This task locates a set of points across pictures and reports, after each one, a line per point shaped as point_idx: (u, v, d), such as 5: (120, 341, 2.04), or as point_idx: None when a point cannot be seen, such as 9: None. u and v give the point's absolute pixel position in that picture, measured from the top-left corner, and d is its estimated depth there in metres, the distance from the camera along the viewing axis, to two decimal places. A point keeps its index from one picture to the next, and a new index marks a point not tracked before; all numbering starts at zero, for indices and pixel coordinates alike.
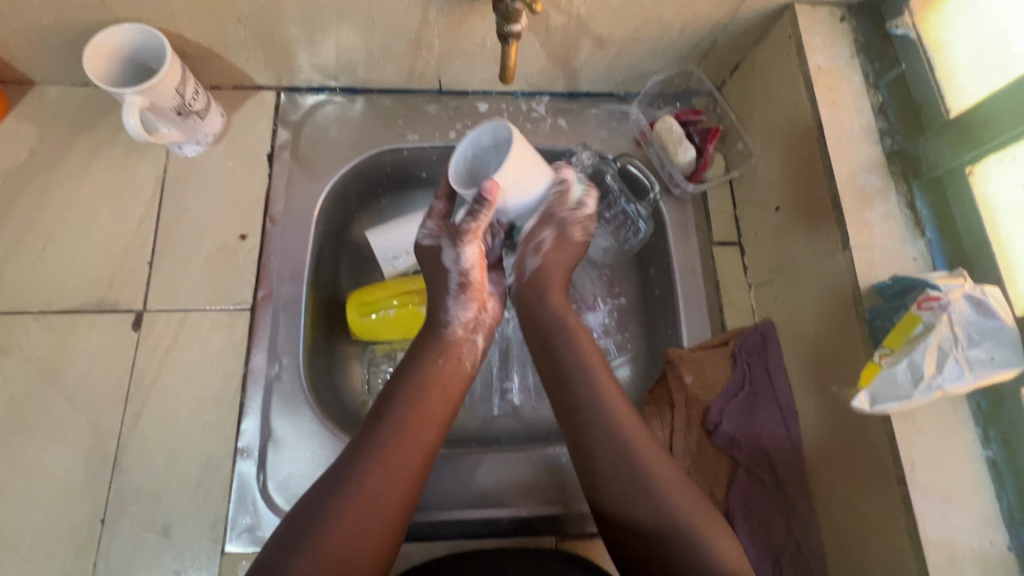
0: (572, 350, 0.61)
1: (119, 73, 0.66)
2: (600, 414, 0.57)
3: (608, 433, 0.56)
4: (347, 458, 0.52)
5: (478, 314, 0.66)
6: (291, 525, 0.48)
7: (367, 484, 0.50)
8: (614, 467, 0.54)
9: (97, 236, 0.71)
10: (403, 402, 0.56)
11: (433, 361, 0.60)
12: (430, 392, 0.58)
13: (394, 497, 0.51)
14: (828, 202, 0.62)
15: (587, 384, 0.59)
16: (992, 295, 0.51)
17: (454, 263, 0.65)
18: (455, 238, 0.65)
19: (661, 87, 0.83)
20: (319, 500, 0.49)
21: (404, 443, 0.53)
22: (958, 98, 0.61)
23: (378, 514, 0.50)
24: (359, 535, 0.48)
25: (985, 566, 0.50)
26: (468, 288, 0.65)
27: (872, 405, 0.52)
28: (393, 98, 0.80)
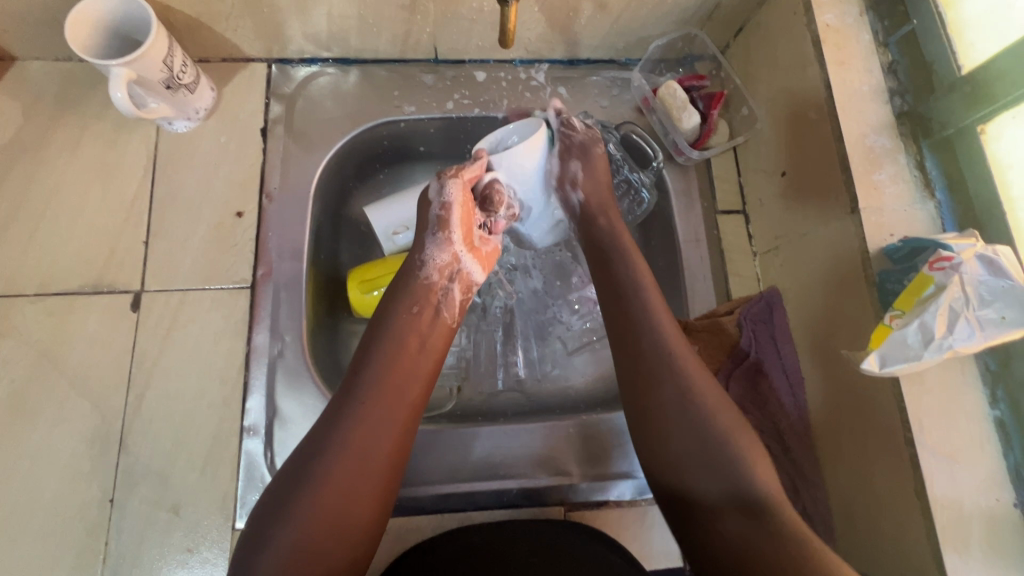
0: (651, 328, 0.58)
1: (103, 45, 0.64)
2: (668, 364, 0.56)
3: (680, 407, 0.54)
4: (323, 423, 0.52)
5: (454, 260, 0.64)
6: (273, 496, 0.49)
7: (349, 441, 0.50)
8: (687, 431, 0.53)
9: (89, 216, 0.69)
10: (385, 362, 0.56)
11: (417, 316, 0.60)
12: (410, 348, 0.58)
13: (383, 454, 0.52)
14: (836, 165, 0.61)
15: (663, 359, 0.56)
16: (1003, 255, 0.51)
17: (436, 195, 0.64)
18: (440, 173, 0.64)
19: (663, 52, 0.80)
20: (301, 468, 0.50)
21: (382, 402, 0.53)
22: (970, 55, 0.59)
23: (363, 475, 0.50)
24: (347, 500, 0.49)
25: (991, 523, 0.51)
26: (445, 225, 0.63)
27: (882, 367, 0.52)
28: (388, 69, 0.78)
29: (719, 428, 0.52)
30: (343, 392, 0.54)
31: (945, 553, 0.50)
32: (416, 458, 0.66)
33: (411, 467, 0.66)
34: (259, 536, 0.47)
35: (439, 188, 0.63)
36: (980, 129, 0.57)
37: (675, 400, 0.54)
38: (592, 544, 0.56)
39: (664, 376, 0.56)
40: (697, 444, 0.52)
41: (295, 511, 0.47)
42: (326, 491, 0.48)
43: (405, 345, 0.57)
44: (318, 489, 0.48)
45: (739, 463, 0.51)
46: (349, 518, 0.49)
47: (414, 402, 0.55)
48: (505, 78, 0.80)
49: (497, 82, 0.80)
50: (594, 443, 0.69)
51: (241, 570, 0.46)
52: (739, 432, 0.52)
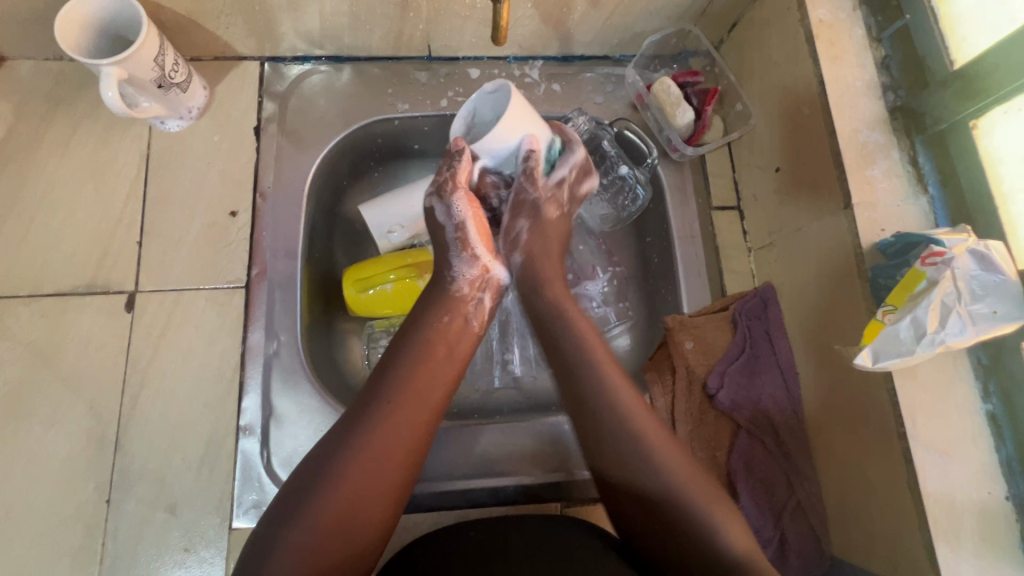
0: (592, 375, 0.58)
1: (93, 45, 0.63)
2: (603, 391, 0.57)
3: (625, 435, 0.55)
4: (351, 420, 0.52)
5: (483, 272, 0.65)
6: (293, 487, 0.49)
7: (375, 440, 0.51)
8: (620, 447, 0.55)
9: (81, 217, 0.69)
10: (414, 366, 0.56)
11: (445, 322, 0.60)
12: (438, 353, 0.58)
13: (406, 457, 0.52)
14: (829, 161, 0.61)
15: (599, 398, 0.57)
16: (995, 249, 0.51)
17: (446, 216, 0.64)
18: (442, 192, 0.62)
19: (657, 49, 0.80)
20: (322, 461, 0.50)
21: (410, 404, 0.53)
22: (963, 50, 0.59)
23: (383, 476, 0.50)
24: (365, 499, 0.49)
25: (983, 516, 0.51)
26: (467, 244, 0.64)
27: (875, 362, 0.52)
28: (381, 67, 0.78)
29: (645, 453, 0.54)
30: (373, 392, 0.54)
31: (937, 546, 0.50)
32: None
33: None
34: (272, 527, 0.47)
35: (444, 211, 0.63)
36: (972, 124, 0.57)
37: (617, 428, 0.55)
38: (588, 539, 0.56)
39: (598, 402, 0.57)
40: (636, 468, 0.54)
41: (315, 505, 0.47)
42: (347, 489, 0.48)
43: (434, 350, 0.58)
44: (340, 485, 0.48)
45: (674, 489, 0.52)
46: (366, 515, 0.49)
47: (439, 408, 0.56)
48: (499, 74, 0.80)
49: (491, 79, 0.79)
50: None
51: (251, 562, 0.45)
52: (673, 460, 0.54)
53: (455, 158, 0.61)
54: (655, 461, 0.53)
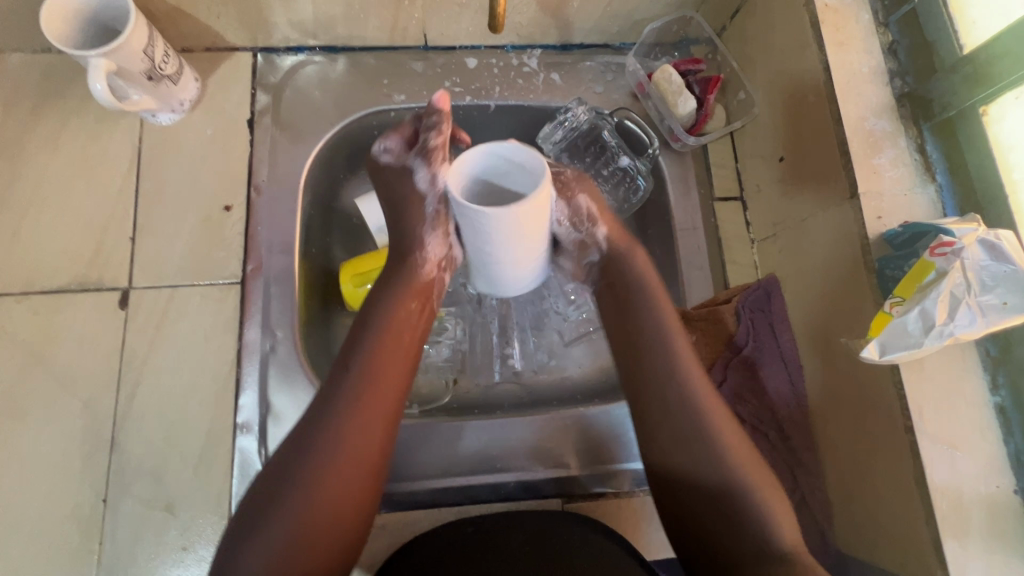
0: (659, 335, 0.57)
1: (81, 35, 0.62)
2: (664, 352, 0.56)
3: (690, 419, 0.53)
4: (291, 449, 0.50)
5: (448, 249, 0.59)
6: (254, 499, 0.48)
7: (334, 449, 0.49)
8: (667, 418, 0.54)
9: (73, 212, 0.68)
10: (353, 383, 0.52)
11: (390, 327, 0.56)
12: (383, 363, 0.54)
13: (355, 483, 0.49)
14: (835, 150, 0.60)
15: (670, 376, 0.55)
16: (1006, 239, 0.50)
17: (427, 185, 0.58)
18: (427, 157, 0.58)
19: (658, 36, 0.79)
20: (282, 472, 0.49)
21: (367, 408, 0.51)
22: (971, 34, 0.57)
23: (330, 507, 0.48)
24: (317, 531, 0.47)
25: (991, 510, 0.50)
26: (443, 220, 0.57)
27: (882, 354, 0.51)
28: (376, 57, 0.76)
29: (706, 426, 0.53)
30: (312, 415, 0.51)
31: (945, 540, 0.50)
32: (412, 452, 0.65)
33: (406, 461, 0.65)
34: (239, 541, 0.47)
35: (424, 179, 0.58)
36: (982, 111, 0.56)
37: (681, 412, 0.54)
38: (586, 532, 0.55)
39: (660, 366, 0.56)
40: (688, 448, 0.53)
41: (262, 542, 0.46)
42: (295, 523, 0.46)
43: (380, 361, 0.54)
44: (286, 519, 0.46)
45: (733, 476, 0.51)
46: (332, 526, 0.48)
47: (387, 424, 0.52)
48: (497, 64, 0.78)
49: (489, 69, 0.78)
50: (593, 434, 0.68)
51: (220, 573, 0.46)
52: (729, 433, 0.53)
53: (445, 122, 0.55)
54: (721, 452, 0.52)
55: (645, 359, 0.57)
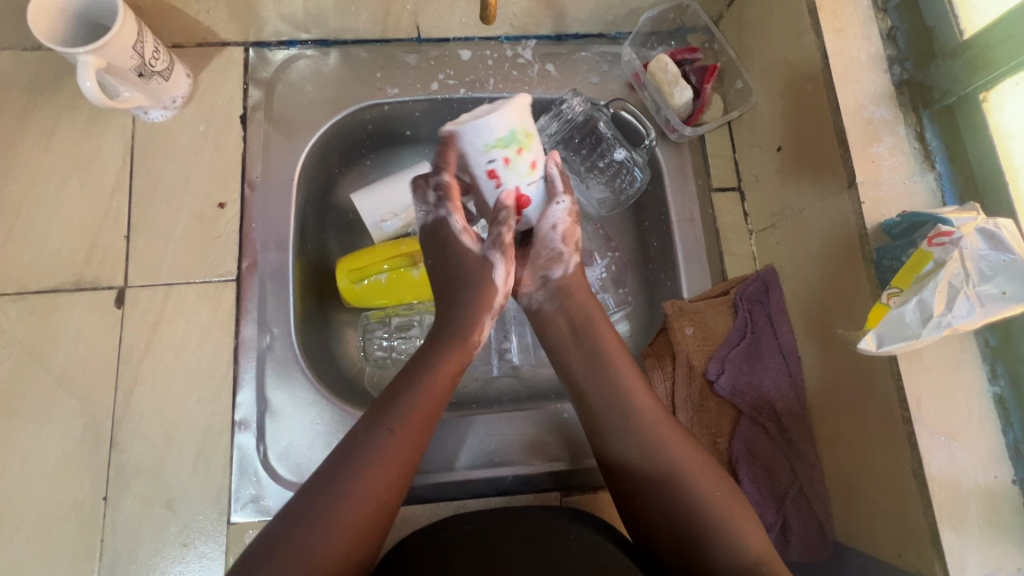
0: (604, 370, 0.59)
1: (69, 33, 0.61)
2: (610, 390, 0.58)
3: (639, 435, 0.56)
4: (334, 468, 0.49)
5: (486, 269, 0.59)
6: (278, 529, 0.46)
7: (363, 488, 0.48)
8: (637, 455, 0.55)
9: (67, 212, 0.68)
10: (398, 414, 0.52)
11: (430, 366, 0.56)
12: (425, 398, 0.54)
13: (356, 546, 0.46)
14: (833, 139, 0.59)
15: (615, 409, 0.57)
16: (1005, 228, 0.49)
17: (456, 223, 0.59)
18: (447, 199, 0.58)
19: (654, 25, 0.78)
20: (309, 504, 0.47)
21: (397, 458, 0.50)
22: (972, 18, 0.56)
23: (337, 562, 0.45)
24: (331, 559, 0.45)
25: (990, 500, 0.50)
26: (474, 240, 0.60)
27: (879, 346, 0.51)
28: (369, 50, 0.75)
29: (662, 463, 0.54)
30: (356, 436, 0.51)
31: (942, 530, 0.49)
32: None
33: None
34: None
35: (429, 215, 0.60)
36: (982, 97, 0.55)
37: (638, 452, 0.55)
38: (584, 530, 0.55)
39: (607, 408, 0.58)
40: (640, 457, 0.55)
41: (290, 560, 0.44)
42: (325, 544, 0.45)
43: (419, 398, 0.54)
44: (318, 538, 0.45)
45: (690, 490, 0.52)
46: (343, 564, 0.46)
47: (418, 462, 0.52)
48: (491, 56, 0.77)
49: (483, 61, 0.77)
50: None
51: None
52: (683, 455, 0.54)
53: (439, 174, 0.56)
54: (675, 466, 0.54)
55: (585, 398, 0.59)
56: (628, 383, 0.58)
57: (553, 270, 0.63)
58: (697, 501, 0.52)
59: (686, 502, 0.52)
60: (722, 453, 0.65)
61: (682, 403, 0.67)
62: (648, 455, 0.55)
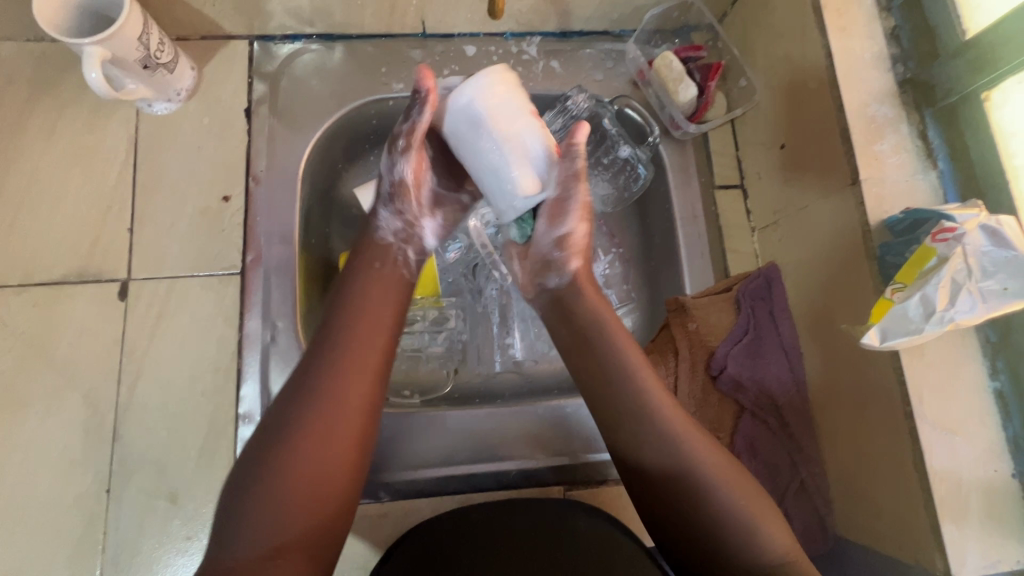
0: (621, 369, 0.57)
1: (74, 24, 0.61)
2: (634, 399, 0.56)
3: (664, 449, 0.53)
4: (271, 422, 0.49)
5: (409, 226, 0.63)
6: (253, 449, 0.48)
7: (324, 396, 0.50)
8: (664, 469, 0.53)
9: (70, 204, 0.67)
10: (324, 360, 0.52)
11: (357, 310, 0.55)
12: (358, 340, 0.53)
13: (327, 459, 0.48)
14: (836, 136, 0.59)
15: (639, 419, 0.55)
16: (1007, 225, 0.50)
17: (388, 168, 0.61)
18: (394, 146, 0.60)
19: (659, 23, 0.78)
20: (277, 424, 0.49)
21: (354, 357, 0.52)
22: (975, 18, 0.57)
23: (315, 483, 0.47)
24: (308, 478, 0.47)
25: (989, 494, 0.51)
26: (405, 194, 0.62)
27: (882, 341, 0.51)
28: (374, 44, 0.75)
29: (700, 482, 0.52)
30: (289, 391, 0.51)
31: (943, 522, 0.50)
32: (413, 442, 0.66)
33: (409, 449, 0.65)
34: (229, 512, 0.46)
35: (404, 228, 0.63)
36: (984, 96, 0.55)
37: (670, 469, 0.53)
38: (593, 521, 0.55)
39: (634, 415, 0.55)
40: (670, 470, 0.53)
41: (246, 515, 0.45)
42: (274, 491, 0.46)
43: (349, 344, 0.53)
44: (267, 487, 0.46)
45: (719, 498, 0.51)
46: (325, 484, 0.47)
47: (366, 400, 0.51)
48: (496, 52, 0.77)
49: (488, 57, 0.77)
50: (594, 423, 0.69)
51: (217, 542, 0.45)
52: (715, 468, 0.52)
53: (416, 105, 0.57)
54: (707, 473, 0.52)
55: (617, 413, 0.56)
56: (651, 396, 0.56)
57: (550, 278, 0.63)
58: (731, 506, 0.50)
59: (722, 519, 0.50)
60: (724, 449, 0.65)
61: (685, 398, 0.67)
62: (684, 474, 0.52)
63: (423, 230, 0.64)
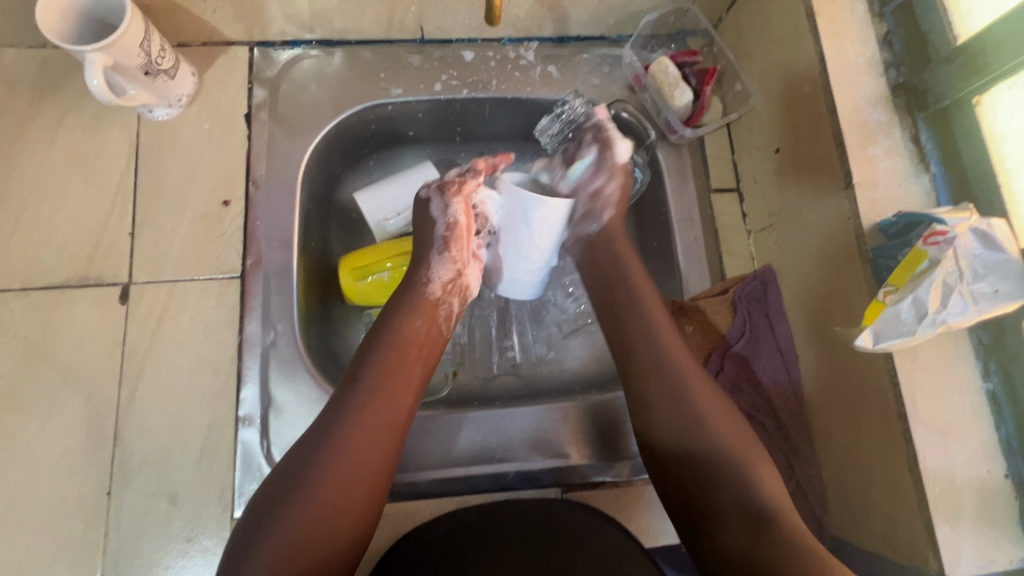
0: (646, 329, 0.61)
1: (77, 31, 0.62)
2: (657, 355, 0.59)
3: (683, 409, 0.56)
4: (295, 462, 0.50)
5: (457, 274, 0.65)
6: (274, 488, 0.49)
7: (351, 446, 0.51)
8: (677, 442, 0.55)
9: (72, 209, 0.68)
10: (359, 400, 0.53)
11: (393, 352, 0.57)
12: (387, 390, 0.55)
13: (346, 508, 0.49)
14: (830, 141, 0.60)
15: (663, 371, 0.58)
16: (997, 228, 0.50)
17: (440, 212, 0.67)
18: (444, 189, 0.67)
19: (655, 28, 0.79)
20: (301, 464, 0.50)
21: (383, 408, 0.54)
22: (966, 24, 0.57)
23: (331, 531, 0.48)
24: (325, 525, 0.48)
25: (982, 494, 0.51)
26: (450, 244, 0.65)
27: (875, 343, 0.52)
28: (373, 50, 0.76)
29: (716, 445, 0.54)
30: (318, 429, 0.52)
31: (936, 524, 0.50)
32: (412, 444, 0.66)
33: (410, 451, 0.66)
34: (243, 544, 0.47)
35: (455, 278, 0.65)
36: (976, 101, 0.56)
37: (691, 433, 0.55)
38: (588, 519, 0.56)
39: (655, 367, 0.58)
40: (682, 446, 0.55)
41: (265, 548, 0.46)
42: (294, 536, 0.46)
43: (383, 389, 0.54)
44: (288, 530, 0.47)
45: (735, 469, 0.52)
46: (335, 533, 0.48)
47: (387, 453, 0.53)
48: (494, 57, 0.78)
49: (485, 62, 0.78)
50: (591, 425, 0.69)
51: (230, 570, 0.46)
52: (725, 432, 0.54)
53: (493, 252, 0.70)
54: (722, 448, 0.53)
55: (646, 379, 0.58)
56: (672, 353, 0.59)
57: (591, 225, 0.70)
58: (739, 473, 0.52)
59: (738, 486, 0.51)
60: None
61: None
62: (701, 440, 0.54)
63: (469, 281, 0.66)
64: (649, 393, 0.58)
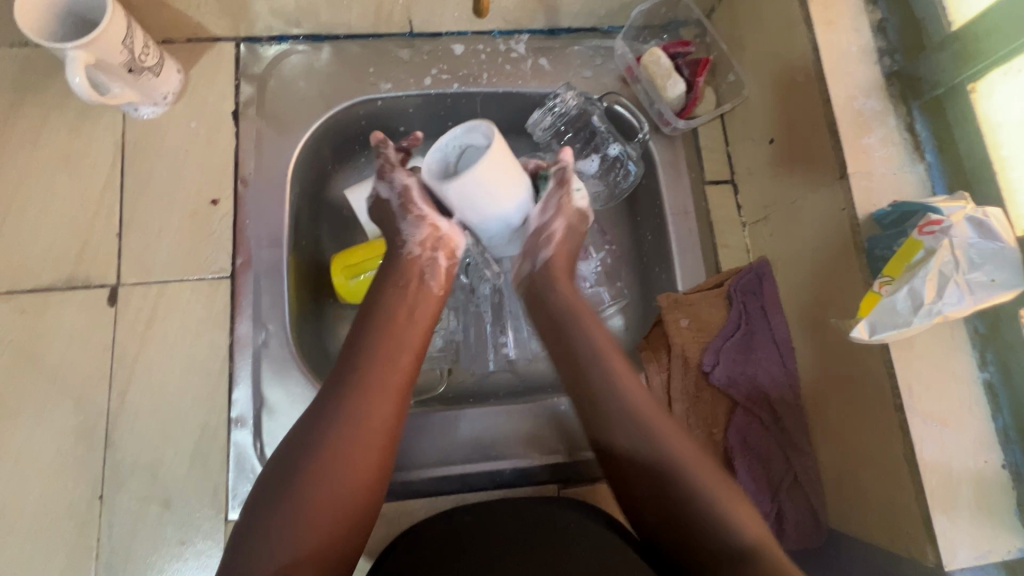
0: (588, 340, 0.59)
1: (57, 28, 0.61)
2: (601, 366, 0.57)
3: (638, 428, 0.54)
4: (304, 424, 0.51)
5: (434, 231, 0.63)
6: (287, 449, 0.50)
7: (354, 404, 0.51)
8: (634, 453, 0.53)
9: (58, 210, 0.67)
10: (361, 363, 0.54)
11: (382, 334, 0.56)
12: (389, 351, 0.55)
13: (355, 463, 0.49)
14: (824, 131, 0.59)
15: (609, 387, 0.56)
16: (993, 216, 0.50)
17: (390, 191, 0.65)
18: (384, 172, 0.65)
19: (647, 19, 0.78)
20: (308, 425, 0.50)
21: (384, 368, 0.54)
22: (960, 9, 0.56)
23: (341, 484, 0.48)
24: (336, 477, 0.48)
25: (980, 484, 0.51)
26: (410, 207, 0.63)
27: (871, 334, 0.51)
28: (361, 45, 0.75)
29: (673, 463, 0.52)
30: (311, 412, 0.52)
31: (934, 515, 0.50)
32: (406, 443, 0.66)
33: (406, 449, 0.65)
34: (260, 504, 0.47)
35: (433, 234, 0.63)
36: (971, 88, 0.55)
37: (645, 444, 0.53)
38: (588, 522, 0.55)
39: (598, 377, 0.57)
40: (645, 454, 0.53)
41: (274, 526, 0.46)
42: (307, 490, 0.47)
43: (381, 350, 0.55)
44: (301, 486, 0.47)
45: (693, 480, 0.51)
46: (347, 485, 0.48)
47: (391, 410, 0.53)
48: (484, 50, 0.77)
49: (476, 55, 0.77)
50: None
51: (249, 527, 0.46)
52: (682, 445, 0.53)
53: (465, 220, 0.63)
54: (681, 461, 0.52)
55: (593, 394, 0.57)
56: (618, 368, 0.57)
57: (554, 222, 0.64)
58: (699, 490, 0.50)
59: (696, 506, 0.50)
60: (718, 444, 0.65)
61: (678, 395, 0.67)
62: (662, 451, 0.52)
63: (451, 237, 0.64)
64: (600, 403, 0.56)
